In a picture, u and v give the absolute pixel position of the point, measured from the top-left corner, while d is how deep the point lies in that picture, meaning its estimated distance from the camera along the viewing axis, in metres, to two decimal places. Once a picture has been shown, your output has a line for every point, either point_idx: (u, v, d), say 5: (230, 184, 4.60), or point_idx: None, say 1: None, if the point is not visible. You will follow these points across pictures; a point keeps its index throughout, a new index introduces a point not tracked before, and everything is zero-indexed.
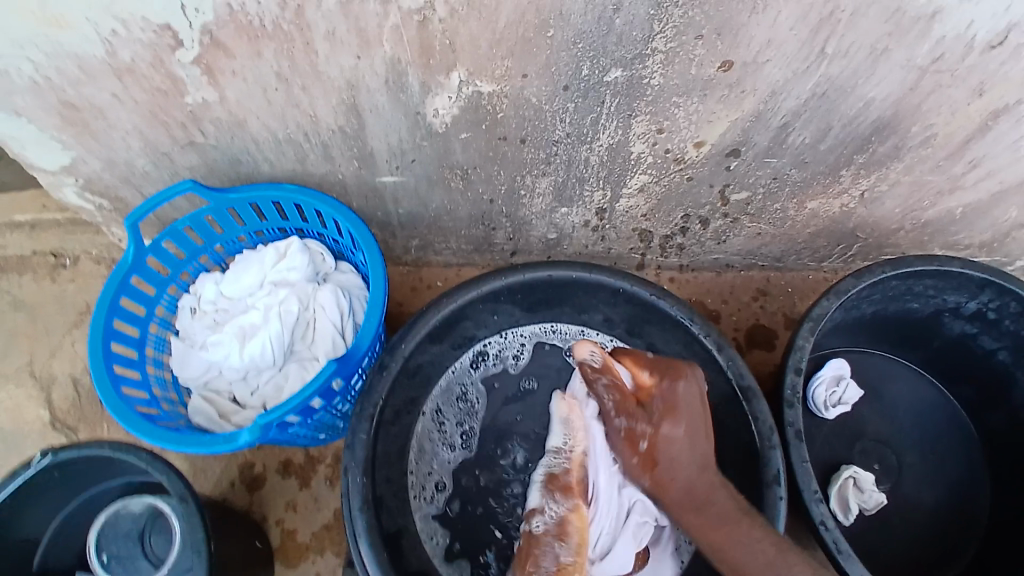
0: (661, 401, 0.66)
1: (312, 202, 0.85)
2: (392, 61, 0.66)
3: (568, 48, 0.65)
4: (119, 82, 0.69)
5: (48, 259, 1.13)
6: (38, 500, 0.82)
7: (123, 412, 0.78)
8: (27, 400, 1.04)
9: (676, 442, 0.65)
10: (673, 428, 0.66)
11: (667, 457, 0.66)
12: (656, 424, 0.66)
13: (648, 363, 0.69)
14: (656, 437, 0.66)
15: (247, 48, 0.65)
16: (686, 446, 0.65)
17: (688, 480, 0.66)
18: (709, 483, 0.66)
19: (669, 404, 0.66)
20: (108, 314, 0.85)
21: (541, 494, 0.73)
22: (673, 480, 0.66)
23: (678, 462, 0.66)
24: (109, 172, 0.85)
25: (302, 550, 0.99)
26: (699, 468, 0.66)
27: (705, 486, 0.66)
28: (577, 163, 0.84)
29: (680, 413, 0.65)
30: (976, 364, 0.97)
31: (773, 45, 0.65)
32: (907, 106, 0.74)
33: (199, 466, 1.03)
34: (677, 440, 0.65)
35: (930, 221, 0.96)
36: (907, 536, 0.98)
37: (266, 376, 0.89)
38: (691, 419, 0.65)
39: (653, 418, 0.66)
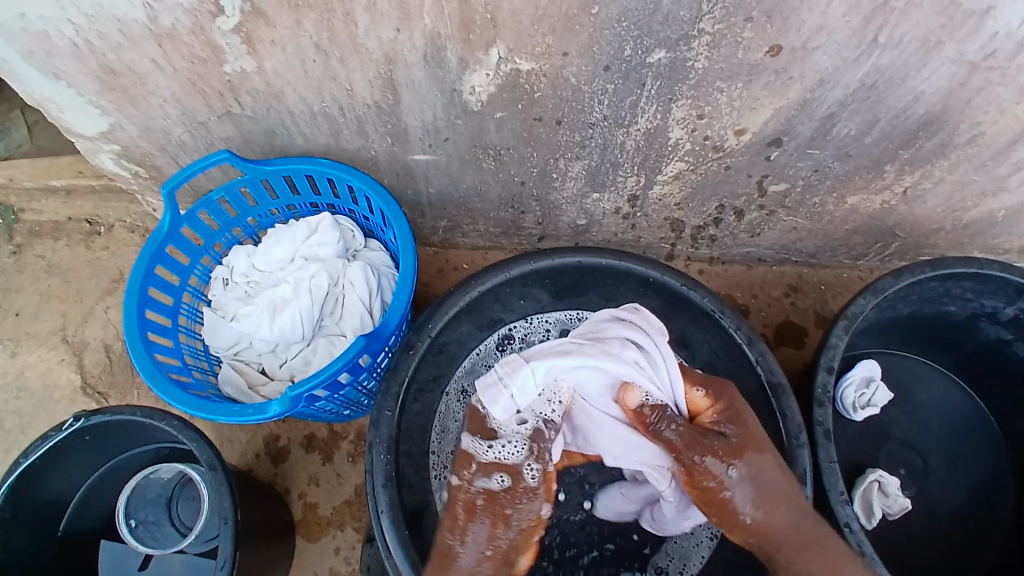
0: (728, 421, 0.61)
1: (346, 177, 0.84)
2: (431, 35, 0.66)
3: (611, 27, 0.64)
4: (158, 48, 0.69)
5: (85, 225, 1.14)
6: (68, 462, 0.84)
7: (155, 378, 0.79)
8: (58, 363, 1.06)
9: (760, 460, 0.59)
10: (754, 447, 0.59)
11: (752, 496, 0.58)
12: (735, 452, 0.58)
13: (698, 383, 0.65)
14: (742, 455, 0.58)
15: (288, 18, 0.64)
16: (768, 457, 0.59)
17: (776, 494, 0.59)
18: (797, 503, 0.60)
19: (736, 418, 0.61)
20: (143, 282, 0.86)
21: (521, 450, 0.60)
22: (765, 513, 0.58)
23: (768, 486, 0.58)
24: (146, 140, 0.86)
25: (322, 524, 1.00)
26: (781, 476, 0.60)
27: (792, 492, 0.60)
28: (612, 148, 0.82)
29: (748, 423, 0.61)
30: (1012, 371, 0.94)
31: (824, 32, 0.63)
32: (956, 103, 0.72)
33: (225, 436, 1.04)
34: (758, 475, 0.58)
35: (972, 223, 0.93)
36: (927, 540, 0.96)
37: (294, 349, 0.90)
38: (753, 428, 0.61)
39: (733, 434, 0.59)
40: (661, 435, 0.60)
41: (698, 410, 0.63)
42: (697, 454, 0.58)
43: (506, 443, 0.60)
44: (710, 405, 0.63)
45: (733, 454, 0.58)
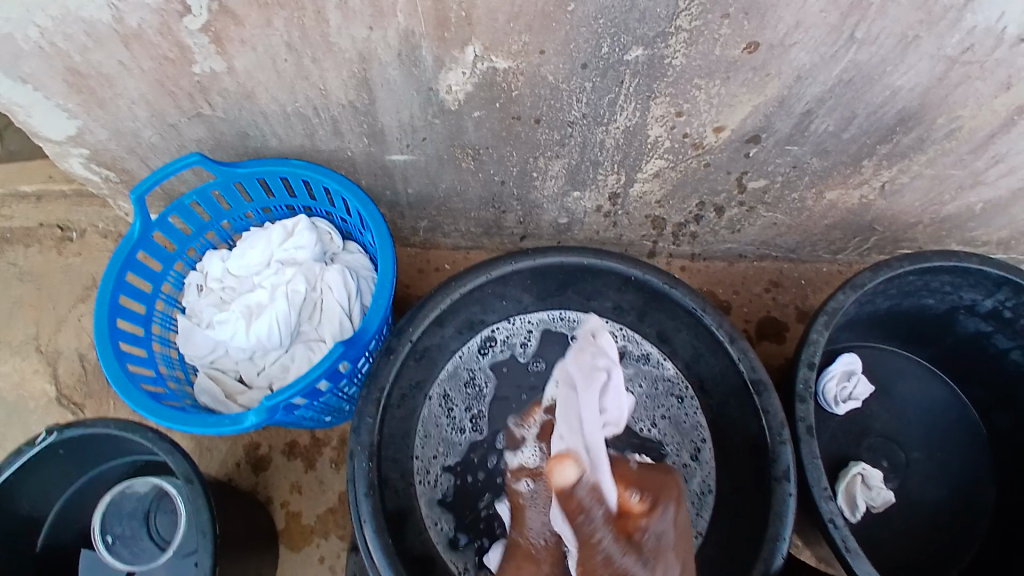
0: (655, 535, 0.54)
1: (321, 179, 0.83)
2: (406, 34, 0.64)
3: (588, 24, 0.63)
4: (125, 48, 0.68)
5: (56, 231, 1.11)
6: (43, 478, 0.82)
7: (127, 388, 0.77)
8: (31, 373, 1.04)
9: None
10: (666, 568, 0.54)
11: None
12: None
13: (635, 485, 0.57)
14: (654, 574, 0.53)
15: (258, 16, 0.63)
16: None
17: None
18: None
19: (662, 536, 0.55)
20: (114, 290, 0.84)
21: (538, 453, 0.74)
22: None
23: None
24: (116, 143, 0.84)
25: (306, 532, 0.98)
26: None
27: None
28: (592, 146, 0.82)
29: (671, 541, 0.55)
30: (990, 363, 0.95)
31: (801, 28, 0.63)
32: (933, 98, 0.72)
33: (204, 444, 1.03)
34: None
35: (949, 216, 0.94)
36: (911, 533, 0.97)
37: (271, 355, 0.89)
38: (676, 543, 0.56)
39: (651, 551, 0.53)
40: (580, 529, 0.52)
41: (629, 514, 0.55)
42: (610, 559, 0.52)
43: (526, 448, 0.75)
44: (646, 513, 0.55)
45: (645, 571, 0.53)
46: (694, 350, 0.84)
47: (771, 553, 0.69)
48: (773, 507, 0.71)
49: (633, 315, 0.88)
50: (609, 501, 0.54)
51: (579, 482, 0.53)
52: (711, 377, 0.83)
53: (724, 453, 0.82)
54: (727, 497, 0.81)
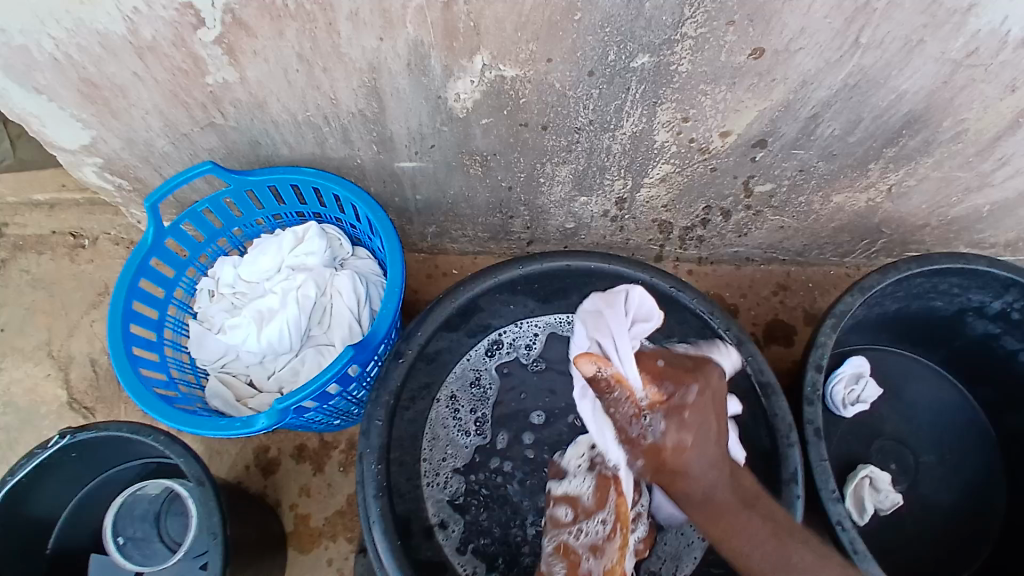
0: (673, 416, 0.60)
1: (331, 186, 0.84)
2: (414, 43, 0.65)
3: (595, 32, 0.64)
4: (139, 60, 0.69)
5: (68, 239, 1.13)
6: (55, 481, 0.83)
7: (140, 393, 0.78)
8: (45, 379, 1.05)
9: (686, 454, 0.59)
10: (682, 441, 0.59)
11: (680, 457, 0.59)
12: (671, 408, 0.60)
13: (658, 375, 0.62)
14: (687, 409, 0.60)
15: (269, 27, 0.64)
16: (697, 454, 0.60)
17: (699, 493, 0.60)
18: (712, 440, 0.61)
19: (679, 415, 0.60)
20: (127, 295, 0.85)
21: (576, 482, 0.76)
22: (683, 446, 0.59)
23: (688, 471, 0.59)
24: (129, 152, 0.85)
25: (315, 535, 0.99)
26: (715, 472, 0.60)
27: (721, 493, 0.60)
28: (599, 152, 0.82)
29: (691, 417, 0.60)
30: (1000, 366, 0.95)
31: (806, 34, 0.64)
32: (939, 101, 0.72)
33: (215, 448, 1.04)
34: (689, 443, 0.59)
35: (957, 219, 0.94)
36: (922, 537, 0.96)
37: (282, 360, 0.90)
38: (704, 422, 0.60)
39: (665, 427, 0.60)
40: (611, 406, 0.63)
41: (650, 397, 0.61)
42: (635, 431, 0.61)
43: (573, 479, 0.77)
44: (663, 397, 0.61)
45: (676, 420, 0.60)
46: None
47: None
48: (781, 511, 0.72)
49: None
50: (626, 387, 0.62)
51: (600, 368, 0.63)
52: None
53: None
54: None
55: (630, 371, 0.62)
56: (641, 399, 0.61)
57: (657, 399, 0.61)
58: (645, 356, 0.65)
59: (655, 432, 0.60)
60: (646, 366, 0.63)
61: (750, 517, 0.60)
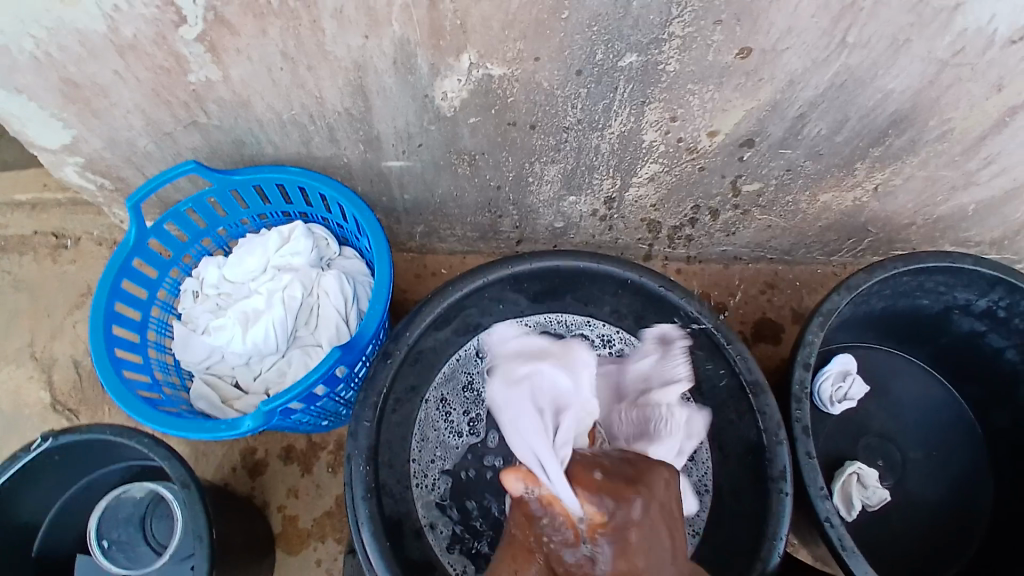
0: (616, 534, 0.60)
1: (316, 185, 0.83)
2: (401, 41, 0.65)
3: (582, 31, 0.63)
4: (120, 58, 0.68)
5: (50, 239, 1.11)
6: (38, 484, 0.81)
7: (123, 395, 0.77)
8: (28, 381, 1.03)
9: (634, 574, 0.60)
10: (630, 559, 0.60)
11: None
12: (614, 529, 0.60)
13: (597, 492, 0.62)
14: (631, 531, 0.60)
15: (253, 25, 0.63)
16: (646, 575, 0.60)
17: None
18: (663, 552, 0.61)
19: (622, 534, 0.60)
20: (109, 296, 0.84)
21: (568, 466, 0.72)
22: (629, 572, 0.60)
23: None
24: (111, 152, 0.84)
25: (303, 536, 0.98)
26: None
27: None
28: (587, 151, 0.82)
29: (635, 537, 0.60)
30: (985, 362, 0.96)
31: (793, 33, 0.64)
32: (925, 100, 0.73)
33: (201, 451, 1.03)
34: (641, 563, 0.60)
35: (943, 217, 0.94)
36: (910, 530, 0.97)
37: (268, 361, 0.89)
38: (648, 541, 0.61)
39: (610, 551, 0.60)
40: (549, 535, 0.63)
41: (591, 520, 0.61)
42: (573, 559, 0.61)
43: None
44: (604, 520, 0.61)
45: (619, 541, 0.60)
46: None
47: (768, 552, 0.71)
48: (771, 508, 0.72)
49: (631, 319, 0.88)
50: (562, 512, 0.62)
51: (529, 490, 0.63)
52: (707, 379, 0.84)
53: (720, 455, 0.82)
54: None
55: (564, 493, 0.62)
56: (582, 522, 0.61)
57: (598, 521, 0.61)
58: (585, 467, 0.65)
59: (598, 556, 0.60)
60: (585, 481, 0.63)
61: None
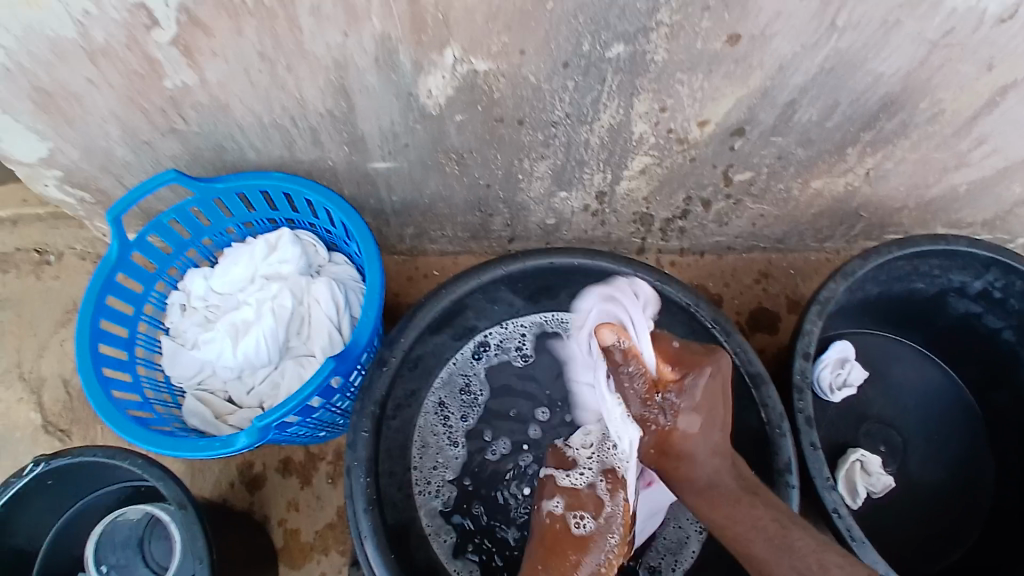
0: (682, 396, 0.64)
1: (303, 190, 0.81)
2: (382, 38, 0.63)
3: (567, 22, 0.62)
4: (92, 65, 0.66)
5: (33, 255, 1.09)
6: (32, 511, 0.79)
7: (115, 417, 0.75)
8: (17, 402, 1.01)
9: (693, 436, 0.64)
10: (690, 421, 0.64)
11: (685, 436, 0.64)
12: (698, 366, 0.64)
13: (673, 356, 0.66)
14: (704, 391, 0.63)
15: (228, 26, 0.61)
16: (704, 438, 0.64)
17: (702, 474, 0.64)
18: (720, 423, 0.65)
19: (689, 396, 0.63)
20: (94, 315, 0.82)
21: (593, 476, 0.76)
22: (694, 415, 0.64)
23: (694, 452, 0.64)
24: (89, 163, 0.82)
25: (306, 549, 0.97)
26: (717, 459, 0.65)
27: (724, 481, 0.64)
28: (577, 145, 0.81)
29: (703, 397, 0.64)
30: (983, 343, 0.96)
31: (781, 18, 0.63)
32: (915, 82, 0.72)
33: (196, 467, 1.00)
34: (695, 426, 0.64)
35: (934, 200, 0.94)
36: (914, 519, 0.96)
37: (261, 373, 0.87)
38: (709, 408, 0.64)
39: (677, 401, 0.64)
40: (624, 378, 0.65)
41: (662, 375, 0.65)
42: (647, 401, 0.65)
43: (581, 473, 0.77)
44: (675, 377, 0.64)
45: (682, 399, 0.64)
46: None
47: None
48: (777, 500, 0.72)
49: None
50: (641, 362, 0.64)
51: (618, 340, 0.65)
52: None
53: None
54: None
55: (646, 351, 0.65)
56: (655, 376, 0.65)
57: (670, 378, 0.64)
58: (664, 335, 0.68)
59: (669, 408, 0.64)
60: (663, 346, 0.66)
61: (753, 503, 0.62)
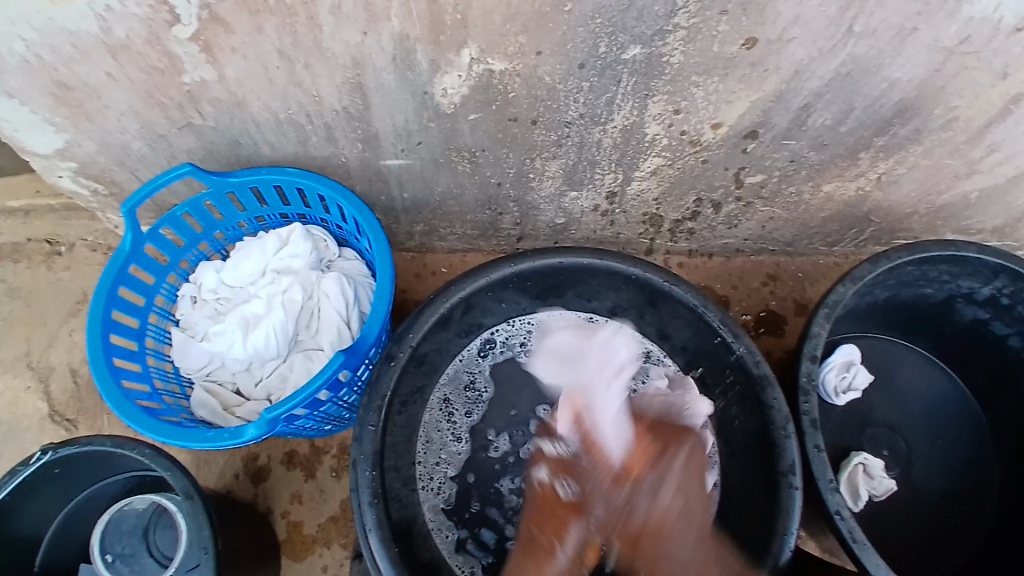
0: (659, 476, 0.74)
1: (314, 185, 0.82)
2: (400, 37, 0.63)
3: (585, 24, 0.62)
4: (112, 59, 0.66)
5: (44, 246, 1.10)
6: (40, 499, 0.80)
7: (124, 406, 0.76)
8: (25, 391, 1.02)
9: (671, 518, 0.72)
10: (667, 505, 0.73)
11: (662, 539, 0.72)
12: (671, 455, 0.75)
13: (651, 429, 0.77)
14: (681, 479, 0.74)
15: (247, 23, 0.62)
16: (683, 523, 0.72)
17: (685, 565, 0.70)
18: (700, 507, 0.74)
19: (668, 474, 0.74)
20: (106, 305, 0.82)
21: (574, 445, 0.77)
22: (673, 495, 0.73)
23: (676, 548, 0.71)
24: (104, 156, 0.82)
25: (308, 542, 0.97)
26: (700, 551, 0.71)
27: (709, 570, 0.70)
28: (589, 146, 0.81)
29: (677, 478, 0.74)
30: (990, 350, 0.96)
31: (799, 23, 0.63)
32: (930, 89, 0.72)
33: (202, 458, 1.01)
34: (674, 509, 0.73)
35: (945, 206, 0.94)
36: (916, 524, 0.97)
37: (269, 366, 0.87)
38: (685, 496, 0.73)
39: (648, 489, 0.74)
40: (594, 461, 0.76)
41: (633, 459, 0.75)
42: (615, 494, 0.74)
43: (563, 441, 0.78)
44: (652, 454, 0.75)
45: (656, 479, 0.74)
46: (696, 347, 0.84)
47: (779, 548, 0.70)
48: (781, 503, 0.72)
49: (633, 315, 0.87)
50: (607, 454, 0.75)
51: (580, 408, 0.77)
52: (714, 374, 0.83)
53: (729, 448, 0.82)
54: (735, 495, 0.81)
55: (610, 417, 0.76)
56: (626, 459, 0.75)
57: (645, 464, 0.75)
58: (634, 413, 0.79)
59: (649, 491, 0.74)
60: (638, 423, 0.78)
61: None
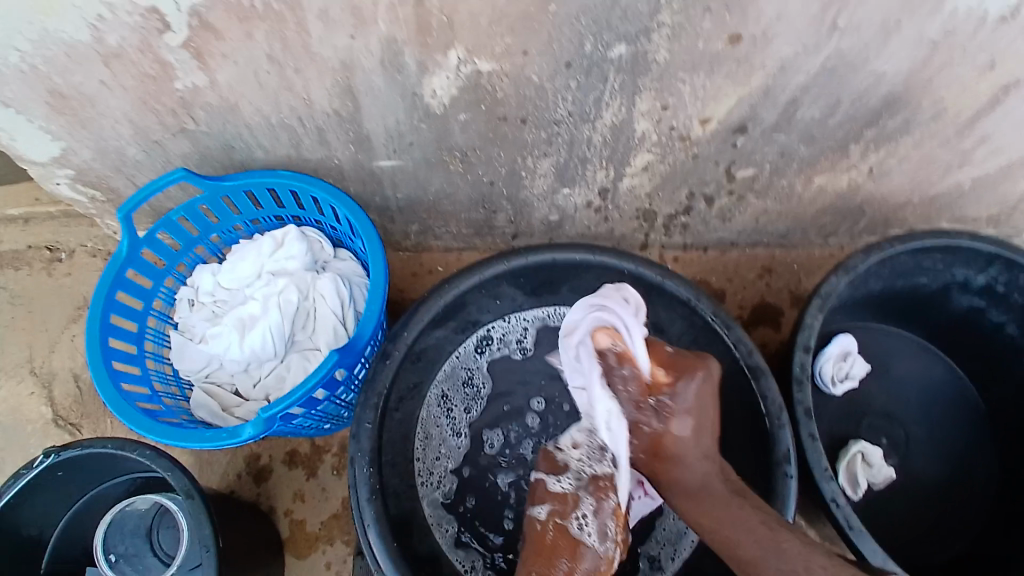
0: (675, 401, 0.65)
1: (307, 188, 0.82)
2: (387, 41, 0.64)
3: (571, 24, 0.63)
4: (104, 68, 0.67)
5: (44, 253, 1.10)
6: (43, 501, 0.81)
7: (125, 409, 0.77)
8: (29, 397, 1.03)
9: (682, 437, 0.65)
10: (682, 425, 0.65)
11: (670, 454, 0.65)
12: (695, 369, 0.66)
13: (666, 361, 0.68)
14: (693, 402, 0.65)
15: (237, 30, 0.62)
16: (693, 441, 0.65)
17: (693, 479, 0.64)
18: (709, 435, 0.66)
19: (681, 399, 0.65)
20: (104, 310, 0.83)
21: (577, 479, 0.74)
22: (683, 417, 0.65)
23: (682, 454, 0.65)
24: (100, 162, 0.83)
25: (312, 540, 0.98)
26: (707, 462, 0.65)
27: (713, 484, 0.64)
28: (579, 144, 0.81)
29: (693, 402, 0.65)
30: (985, 338, 0.96)
31: (782, 21, 0.63)
32: (918, 81, 0.72)
33: (205, 459, 1.02)
34: (685, 431, 0.65)
35: (938, 196, 0.94)
36: (914, 512, 0.97)
37: (267, 367, 0.88)
38: (701, 415, 0.66)
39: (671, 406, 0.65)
40: (617, 384, 0.67)
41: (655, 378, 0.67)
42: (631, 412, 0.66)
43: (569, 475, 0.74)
44: (668, 380, 0.66)
45: (666, 414, 0.65)
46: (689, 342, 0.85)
47: None
48: (776, 490, 0.73)
49: None
50: (635, 366, 0.66)
51: (613, 343, 0.68)
52: None
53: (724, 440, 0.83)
54: None
55: (640, 354, 0.66)
56: (647, 380, 0.66)
57: (661, 381, 0.66)
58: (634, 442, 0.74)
59: (662, 409, 0.65)
60: (655, 354, 0.69)
61: (742, 505, 0.62)
